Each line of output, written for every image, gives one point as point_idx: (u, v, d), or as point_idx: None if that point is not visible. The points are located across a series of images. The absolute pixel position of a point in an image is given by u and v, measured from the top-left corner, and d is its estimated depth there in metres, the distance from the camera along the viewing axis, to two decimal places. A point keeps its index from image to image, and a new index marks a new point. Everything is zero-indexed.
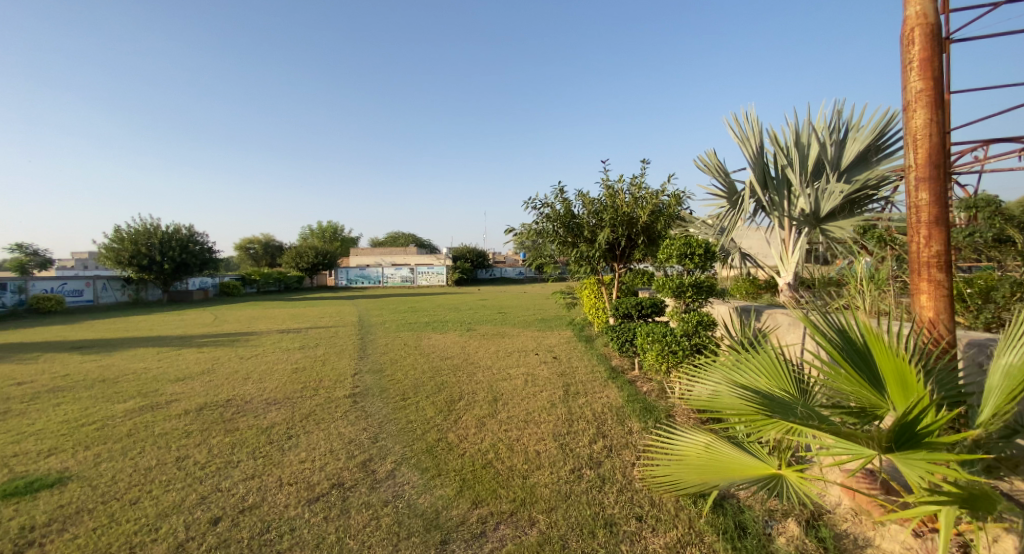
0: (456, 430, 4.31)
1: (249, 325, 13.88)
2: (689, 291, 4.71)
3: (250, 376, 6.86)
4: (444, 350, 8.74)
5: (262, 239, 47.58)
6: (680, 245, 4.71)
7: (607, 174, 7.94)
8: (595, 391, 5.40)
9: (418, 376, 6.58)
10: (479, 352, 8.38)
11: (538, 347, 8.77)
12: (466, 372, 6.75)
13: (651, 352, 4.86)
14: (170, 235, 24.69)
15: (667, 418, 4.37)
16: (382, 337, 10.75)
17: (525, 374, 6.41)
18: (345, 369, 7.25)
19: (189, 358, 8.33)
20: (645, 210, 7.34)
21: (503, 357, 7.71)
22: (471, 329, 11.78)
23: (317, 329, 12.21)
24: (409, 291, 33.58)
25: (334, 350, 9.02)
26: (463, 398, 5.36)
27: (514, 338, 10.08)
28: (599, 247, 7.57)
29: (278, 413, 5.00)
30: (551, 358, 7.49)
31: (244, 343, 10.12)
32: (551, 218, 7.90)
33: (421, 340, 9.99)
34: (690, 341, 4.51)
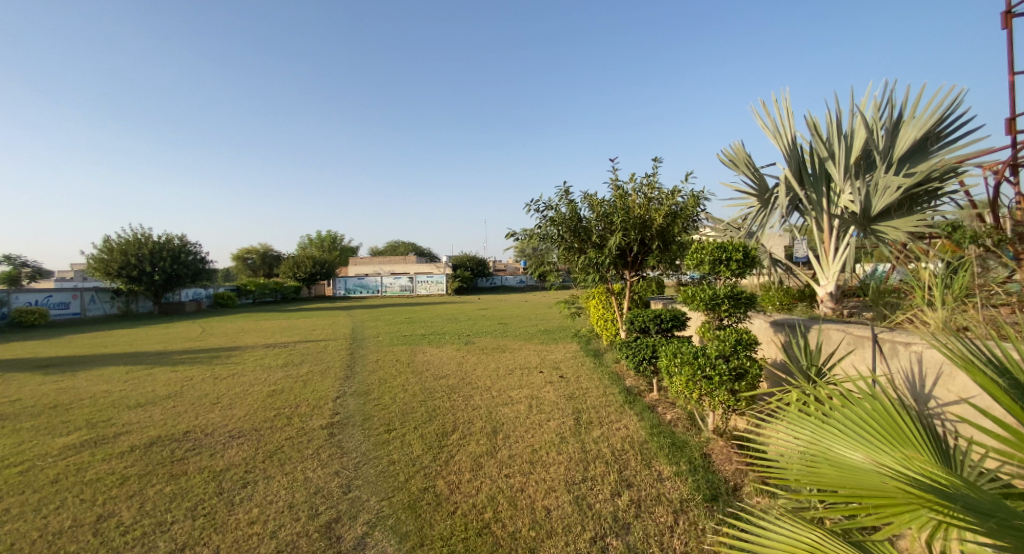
0: (447, 475, 3.56)
1: (236, 339, 13.14)
2: (725, 304, 3.91)
3: (219, 401, 6.10)
4: (439, 367, 7.98)
5: (259, 249, 46.94)
6: (714, 250, 3.94)
7: (616, 173, 7.23)
8: (611, 420, 4.64)
9: (407, 401, 5.82)
10: (477, 370, 7.63)
11: (541, 363, 8.01)
12: (461, 395, 6.00)
13: (678, 376, 4.07)
14: (162, 246, 24.07)
15: (703, 458, 3.61)
16: (373, 352, 10.00)
17: (529, 398, 5.65)
18: (327, 391, 6.48)
19: (158, 379, 7.58)
20: (659, 212, 6.63)
21: (504, 376, 6.95)
22: (470, 342, 11.03)
23: (306, 343, 11.44)
24: (408, 301, 32.84)
25: (319, 368, 8.28)
26: (457, 429, 4.60)
27: (515, 352, 9.32)
28: (608, 253, 6.85)
29: (239, 450, 4.26)
30: (558, 377, 6.73)
31: (224, 360, 9.37)
32: (555, 223, 7.18)
33: (415, 356, 9.24)
34: (728, 364, 3.73)
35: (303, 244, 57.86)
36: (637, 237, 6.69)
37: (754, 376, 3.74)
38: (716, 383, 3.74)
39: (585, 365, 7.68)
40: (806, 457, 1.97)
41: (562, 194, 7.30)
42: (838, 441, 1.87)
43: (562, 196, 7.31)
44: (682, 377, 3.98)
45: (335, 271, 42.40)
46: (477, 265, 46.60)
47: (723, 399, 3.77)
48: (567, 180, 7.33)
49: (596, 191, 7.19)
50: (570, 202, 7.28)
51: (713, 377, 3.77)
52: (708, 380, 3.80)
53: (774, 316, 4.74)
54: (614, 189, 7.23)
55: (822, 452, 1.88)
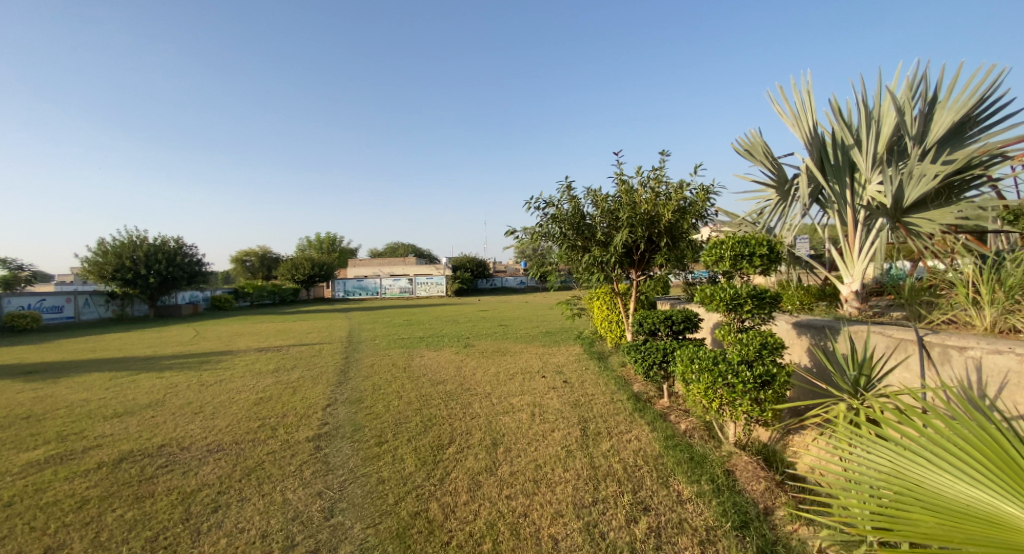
0: (441, 497, 3.19)
1: (228, 342, 12.77)
2: (748, 304, 3.54)
3: (202, 410, 5.73)
4: (436, 372, 7.63)
5: (258, 251, 46.60)
6: (734, 245, 3.55)
7: (620, 167, 6.87)
8: (621, 431, 4.29)
9: (401, 409, 5.46)
10: (476, 374, 7.27)
11: (544, 367, 7.66)
12: (459, 402, 5.65)
13: (694, 384, 3.70)
14: (157, 248, 23.71)
15: (726, 476, 3.26)
16: (369, 356, 9.64)
17: (531, 405, 5.29)
18: (316, 398, 6.11)
19: (141, 386, 7.21)
20: (668, 207, 6.27)
21: (505, 382, 6.58)
22: (469, 344, 10.66)
23: (300, 347, 11.08)
24: (408, 302, 32.46)
25: (311, 373, 7.91)
26: (454, 441, 4.25)
27: (516, 355, 8.96)
28: (614, 251, 6.48)
29: (216, 467, 3.90)
30: (561, 382, 6.38)
31: (213, 365, 9.02)
32: (557, 219, 6.81)
33: (412, 360, 8.87)
34: (753, 371, 3.37)
35: (302, 246, 57.46)
36: (644, 235, 6.32)
37: (782, 384, 3.38)
38: (740, 392, 3.39)
39: (590, 369, 7.31)
40: (886, 486, 1.74)
41: (565, 189, 6.94)
42: (928, 472, 1.64)
43: (565, 191, 6.94)
44: (699, 384, 3.61)
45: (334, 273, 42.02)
46: (477, 266, 46.23)
47: (747, 409, 3.41)
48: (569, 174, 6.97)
49: (600, 186, 6.82)
50: (573, 197, 6.91)
51: (735, 385, 3.41)
52: (729, 388, 3.44)
53: (798, 318, 4.40)
54: (619, 183, 6.87)
55: (910, 487, 1.64)
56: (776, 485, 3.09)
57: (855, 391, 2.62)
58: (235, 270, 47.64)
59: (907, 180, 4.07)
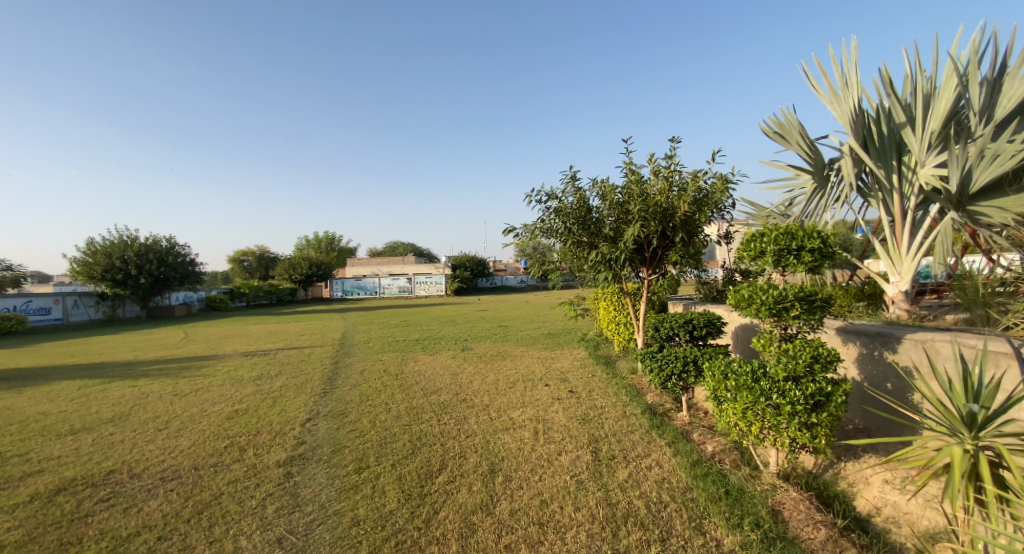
0: (426, 546, 2.62)
1: (215, 346, 12.20)
2: (796, 309, 2.94)
3: (168, 426, 5.16)
4: (431, 379, 7.07)
5: (255, 250, 46.08)
6: (779, 237, 2.95)
7: (630, 156, 6.27)
8: (639, 456, 3.72)
9: (388, 424, 4.89)
10: (474, 382, 6.68)
11: (547, 374, 7.07)
12: (454, 416, 5.08)
13: (727, 403, 3.13)
14: (148, 247, 23.16)
15: (776, 517, 2.68)
16: (361, 361, 9.08)
17: (534, 421, 4.73)
18: (296, 412, 5.52)
19: (109, 397, 6.62)
20: (683, 199, 5.68)
21: (505, 392, 5.99)
22: (467, 347, 10.09)
23: (289, 351, 10.49)
24: (407, 302, 31.86)
25: (296, 381, 7.35)
26: (445, 468, 3.68)
27: (517, 360, 8.39)
28: (624, 248, 5.90)
29: (165, 502, 3.32)
30: (567, 392, 5.82)
31: (193, 372, 8.46)
32: (560, 213, 6.22)
33: (405, 366, 8.27)
34: (802, 390, 2.82)
35: (300, 245, 56.88)
36: (657, 229, 5.73)
37: (838, 405, 2.81)
38: (787, 415, 2.82)
39: (597, 376, 6.73)
40: None
41: (568, 180, 6.34)
42: None
43: (569, 182, 6.34)
44: (735, 405, 3.03)
45: (332, 272, 41.43)
46: (477, 265, 45.62)
47: (795, 435, 2.84)
48: (574, 164, 6.36)
49: (608, 176, 6.22)
50: (578, 189, 6.31)
51: (780, 406, 2.85)
52: (774, 410, 2.87)
53: (845, 324, 3.81)
54: (629, 173, 6.27)
55: None
56: (839, 534, 2.51)
57: (967, 426, 2.04)
58: (232, 270, 47.12)
59: (976, 161, 3.53)
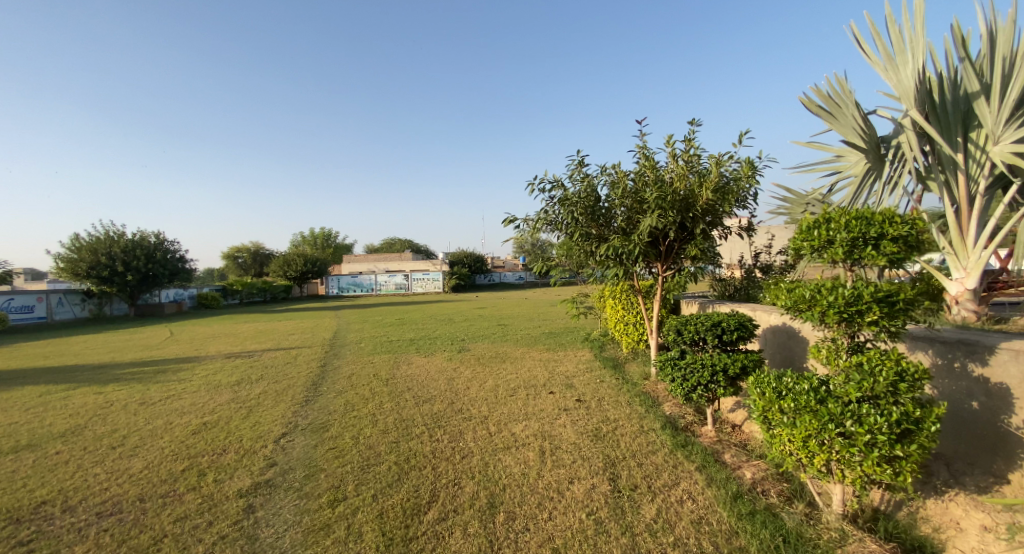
0: None
1: (199, 346, 11.59)
2: (875, 312, 2.34)
3: (125, 443, 4.56)
4: (425, 384, 6.50)
5: (249, 247, 45.39)
6: (851, 223, 2.38)
7: (643, 139, 5.68)
8: (667, 485, 3.16)
9: (374, 441, 4.31)
10: (471, 389, 6.09)
11: (550, 379, 6.50)
12: (449, 430, 4.51)
13: (781, 426, 2.54)
14: (135, 243, 22.48)
15: None
16: (350, 363, 8.49)
17: (540, 437, 4.16)
18: (272, 425, 4.92)
19: (67, 406, 5.99)
20: (706, 186, 5.09)
21: (505, 401, 5.41)
22: (464, 348, 9.52)
23: (273, 353, 9.86)
24: (403, 300, 31.24)
25: (278, 387, 6.76)
26: (436, 501, 3.10)
27: (518, 362, 7.83)
28: (638, 241, 5.31)
29: (92, 548, 2.72)
30: (575, 401, 5.27)
31: (168, 376, 7.84)
32: (567, 203, 5.63)
33: (396, 369, 7.67)
34: (883, 414, 2.24)
35: (296, 241, 56.20)
36: (675, 220, 5.13)
37: (928, 435, 2.24)
38: (864, 446, 2.25)
39: (606, 382, 6.17)
40: None
41: (575, 167, 5.74)
42: None
43: (575, 168, 5.74)
44: (793, 431, 2.44)
45: (326, 268, 40.75)
46: (474, 262, 45.03)
47: (871, 471, 2.27)
48: (581, 149, 5.77)
49: (619, 162, 5.63)
50: (586, 176, 5.70)
51: (855, 435, 2.27)
52: (846, 440, 2.29)
53: (918, 332, 3.21)
54: (642, 158, 5.68)
55: None
56: None
57: None
58: (226, 267, 46.38)
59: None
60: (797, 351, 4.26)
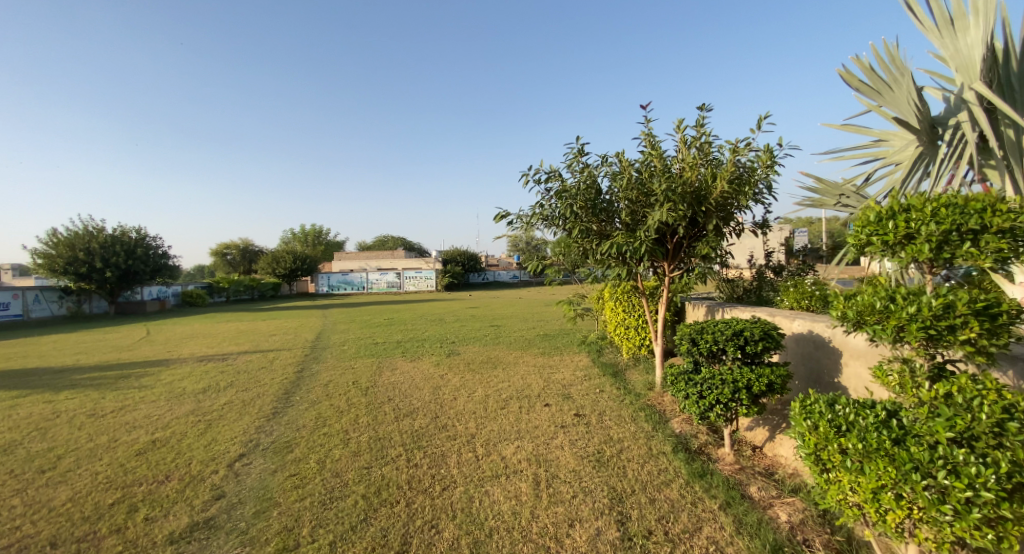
0: None
1: (173, 347, 10.93)
2: (971, 328, 1.78)
3: (55, 466, 3.95)
4: (408, 394, 5.92)
5: (238, 244, 44.50)
6: (940, 213, 1.82)
7: (649, 125, 5.10)
8: (686, 532, 2.61)
9: (342, 466, 3.74)
10: (458, 400, 5.51)
11: (546, 388, 5.94)
12: (429, 453, 3.94)
13: (841, 470, 1.99)
14: (115, 239, 21.67)
15: None
16: (330, 368, 7.89)
17: (534, 463, 3.60)
18: (229, 444, 4.33)
19: (6, 418, 5.37)
20: (721, 177, 4.54)
21: (495, 416, 4.84)
22: (454, 352, 8.95)
23: (249, 356, 9.21)
24: (394, 298, 30.54)
25: (247, 396, 6.15)
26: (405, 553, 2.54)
27: (511, 368, 7.28)
28: (643, 239, 4.76)
29: None
30: (573, 417, 4.72)
31: (130, 382, 7.21)
32: (564, 195, 5.06)
33: (379, 376, 7.09)
34: (986, 465, 1.67)
35: (287, 238, 55.34)
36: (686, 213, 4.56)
37: None
38: (960, 504, 1.69)
39: (606, 393, 5.62)
40: None
41: (574, 155, 5.17)
42: None
43: (573, 157, 5.16)
44: (860, 479, 1.91)
45: (317, 266, 39.94)
46: (468, 260, 44.34)
47: (967, 538, 1.71)
48: (580, 135, 5.19)
49: (622, 150, 5.06)
50: (585, 165, 5.13)
51: (947, 488, 1.72)
52: (933, 494, 1.73)
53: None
54: (647, 146, 5.11)
55: None
56: None
57: None
58: (214, 264, 45.45)
59: None
60: (827, 363, 3.80)
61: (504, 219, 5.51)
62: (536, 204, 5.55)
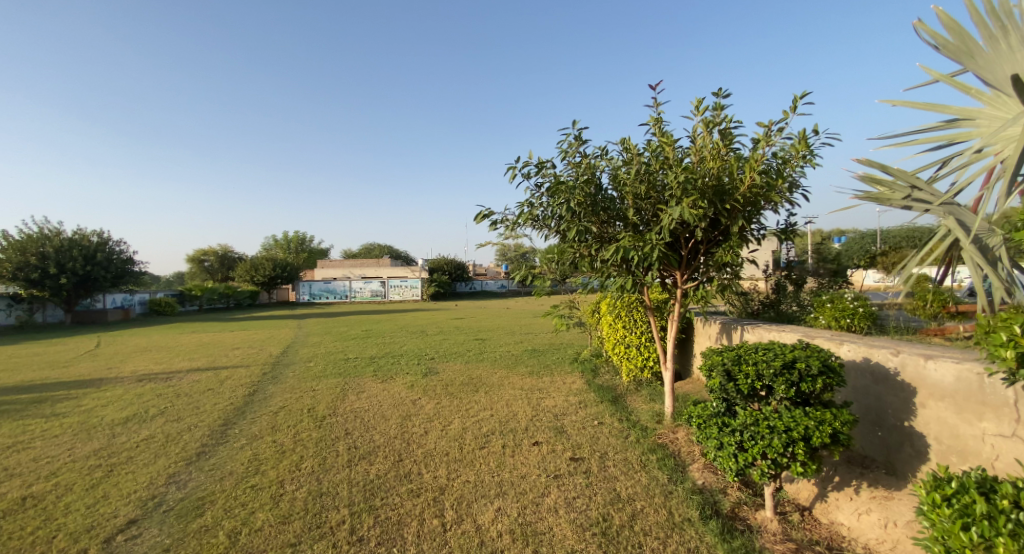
0: None
1: (118, 364, 9.80)
2: None
3: None
4: (371, 427, 4.98)
5: (216, 250, 42.97)
6: None
7: (658, 108, 4.24)
8: None
9: (259, 541, 2.77)
10: (429, 437, 4.57)
11: (534, 419, 5.04)
12: (381, 519, 3.00)
13: None
14: (74, 243, 20.30)
15: None
16: (287, 391, 6.89)
17: (519, 540, 2.69)
18: (120, 506, 3.33)
19: None
20: (749, 167, 3.70)
21: (471, 460, 3.92)
22: (431, 370, 8.02)
23: (198, 375, 8.14)
24: (378, 308, 29.31)
25: (177, 428, 5.13)
26: None
27: (495, 392, 6.37)
28: (654, 242, 3.89)
29: None
30: (569, 461, 3.84)
31: (45, 408, 6.12)
32: (559, 190, 4.19)
33: (341, 402, 6.12)
34: None
35: (268, 245, 53.90)
36: (708, 212, 3.69)
37: None
38: None
39: (605, 426, 4.75)
40: None
41: (570, 144, 4.29)
42: None
43: (569, 146, 4.28)
44: None
45: (297, 274, 38.57)
46: (455, 268, 43.27)
47: None
48: (576, 120, 4.31)
49: (626, 138, 4.19)
50: (583, 156, 4.25)
51: None
52: None
53: None
54: (658, 133, 4.25)
55: None
56: None
57: None
58: (190, 272, 43.75)
59: None
60: (890, 403, 2.97)
61: (486, 219, 4.63)
62: (525, 202, 4.67)
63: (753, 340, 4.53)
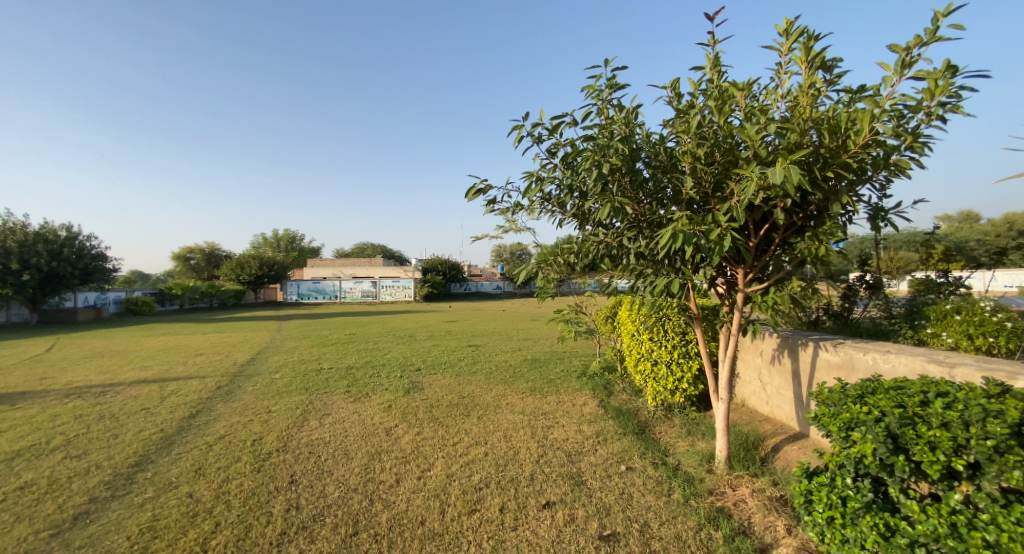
0: None
1: (55, 372, 8.50)
2: None
3: None
4: (327, 469, 3.79)
5: (202, 247, 41.52)
6: None
7: (719, 42, 3.05)
8: None
9: None
10: (399, 491, 3.37)
11: (541, 460, 3.88)
12: None
13: None
14: (39, 237, 18.90)
15: None
16: (238, 412, 5.68)
17: None
18: None
19: None
20: (866, 118, 2.47)
21: (457, 536, 2.74)
22: (415, 385, 6.84)
23: (139, 388, 6.88)
24: (369, 309, 28.03)
25: (70, 470, 3.90)
26: None
27: (490, 416, 5.19)
28: (721, 227, 2.69)
29: None
30: (597, 540, 2.67)
31: None
32: (582, 156, 2.98)
33: (298, 429, 4.91)
34: None
35: (257, 243, 52.44)
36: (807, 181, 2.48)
37: None
38: None
39: (635, 473, 3.61)
40: None
41: (598, 91, 3.08)
42: None
43: (598, 94, 3.07)
44: None
45: (285, 272, 37.14)
46: (449, 269, 42.16)
47: None
48: (608, 59, 3.11)
49: (678, 82, 3.00)
50: (616, 109, 3.03)
51: None
52: None
53: None
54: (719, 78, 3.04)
55: None
56: None
57: None
58: (175, 269, 42.28)
59: None
60: None
61: (481, 195, 3.44)
62: (533, 175, 3.47)
63: (837, 362, 3.37)
